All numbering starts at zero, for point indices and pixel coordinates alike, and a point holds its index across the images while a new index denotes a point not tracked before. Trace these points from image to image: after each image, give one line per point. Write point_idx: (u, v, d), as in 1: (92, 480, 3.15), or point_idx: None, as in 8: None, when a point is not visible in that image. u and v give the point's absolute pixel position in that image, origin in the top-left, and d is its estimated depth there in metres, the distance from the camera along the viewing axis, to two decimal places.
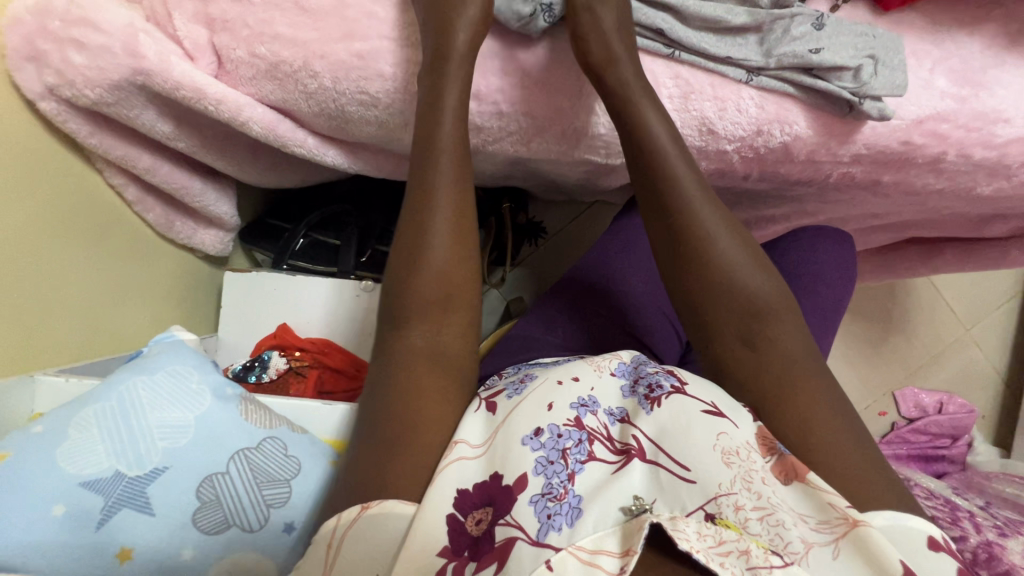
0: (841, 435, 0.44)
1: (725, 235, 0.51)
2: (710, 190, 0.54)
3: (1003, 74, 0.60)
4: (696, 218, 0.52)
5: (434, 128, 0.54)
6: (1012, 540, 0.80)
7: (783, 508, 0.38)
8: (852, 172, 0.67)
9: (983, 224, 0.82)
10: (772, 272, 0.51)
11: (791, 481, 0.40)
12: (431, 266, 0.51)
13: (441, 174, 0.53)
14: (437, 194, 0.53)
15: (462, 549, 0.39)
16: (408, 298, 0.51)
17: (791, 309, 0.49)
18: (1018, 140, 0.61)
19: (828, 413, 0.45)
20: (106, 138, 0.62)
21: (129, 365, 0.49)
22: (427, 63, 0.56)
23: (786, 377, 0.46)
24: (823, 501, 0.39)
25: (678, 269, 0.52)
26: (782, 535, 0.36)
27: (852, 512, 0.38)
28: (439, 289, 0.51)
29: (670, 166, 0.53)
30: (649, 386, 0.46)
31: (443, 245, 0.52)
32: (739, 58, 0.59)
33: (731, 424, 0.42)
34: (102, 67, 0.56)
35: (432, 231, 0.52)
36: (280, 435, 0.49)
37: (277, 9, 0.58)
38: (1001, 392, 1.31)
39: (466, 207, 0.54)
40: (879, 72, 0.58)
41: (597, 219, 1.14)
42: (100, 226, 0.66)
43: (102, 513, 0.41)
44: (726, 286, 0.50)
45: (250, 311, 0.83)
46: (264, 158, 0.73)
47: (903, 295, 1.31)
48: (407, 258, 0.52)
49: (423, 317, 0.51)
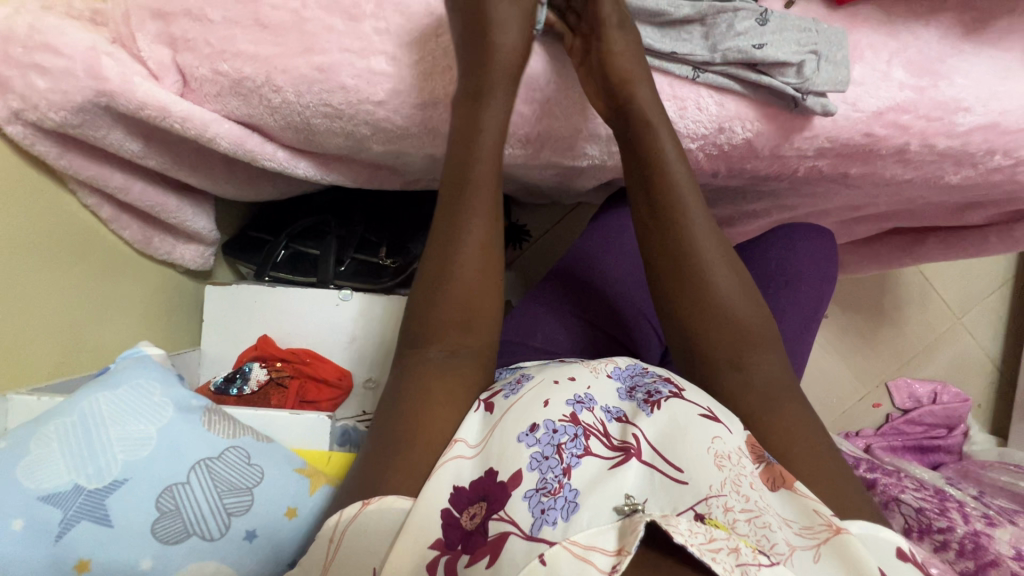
0: (819, 451, 0.46)
1: (717, 264, 0.53)
2: (716, 226, 0.55)
3: (961, 64, 0.61)
4: (695, 250, 0.53)
5: (466, 166, 0.55)
6: (1001, 529, 0.79)
7: (770, 511, 0.39)
8: (819, 166, 0.67)
9: (960, 212, 0.82)
10: (754, 298, 0.53)
11: (778, 488, 0.42)
12: (456, 291, 0.52)
13: (470, 207, 0.54)
14: (465, 225, 0.54)
15: (455, 543, 0.40)
16: (432, 319, 0.52)
17: (773, 339, 0.52)
18: (980, 128, 0.61)
19: (812, 432, 0.48)
20: (75, 159, 0.63)
21: (93, 380, 0.50)
22: (463, 94, 0.57)
23: (768, 398, 0.49)
24: (808, 508, 0.40)
25: (670, 291, 0.54)
26: (768, 536, 0.37)
27: (834, 520, 0.40)
28: (466, 306, 0.52)
29: (687, 207, 0.54)
30: (647, 391, 0.46)
31: (467, 271, 0.53)
32: (683, 54, 0.60)
33: (725, 430, 0.44)
34: (66, 90, 0.57)
35: (458, 259, 0.53)
36: (241, 445, 0.50)
37: (238, 27, 0.59)
38: (995, 380, 1.31)
39: (494, 238, 0.55)
40: (821, 68, 0.58)
41: (581, 220, 1.15)
42: (76, 244, 0.67)
43: (60, 526, 0.41)
44: (715, 310, 0.52)
45: (232, 322, 0.84)
46: (239, 173, 0.74)
47: (893, 286, 1.30)
48: (433, 280, 0.53)
49: (448, 338, 0.52)
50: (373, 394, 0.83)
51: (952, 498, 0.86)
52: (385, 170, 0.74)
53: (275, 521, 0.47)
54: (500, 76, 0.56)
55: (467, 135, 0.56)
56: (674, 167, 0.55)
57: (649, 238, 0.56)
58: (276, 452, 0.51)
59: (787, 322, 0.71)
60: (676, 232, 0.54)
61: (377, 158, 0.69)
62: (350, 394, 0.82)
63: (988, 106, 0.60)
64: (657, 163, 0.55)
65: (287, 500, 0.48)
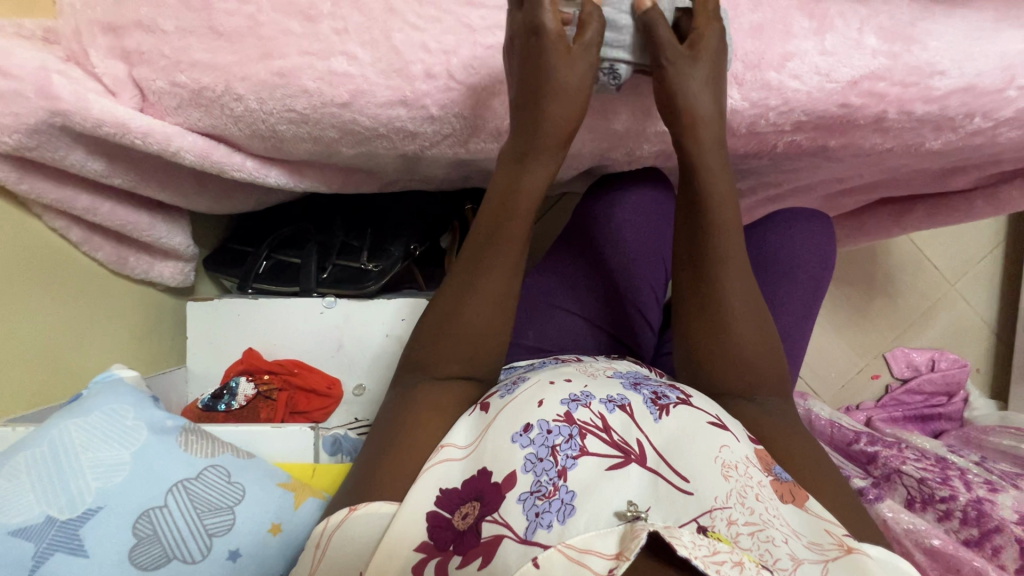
0: (826, 475, 0.45)
1: (740, 309, 0.51)
2: (751, 276, 0.52)
3: (932, 27, 0.59)
4: (723, 299, 0.51)
5: (501, 222, 0.52)
6: (1004, 494, 0.77)
7: (776, 525, 0.37)
8: (797, 140, 0.66)
9: (946, 178, 0.80)
10: (769, 340, 0.51)
11: (789, 502, 0.40)
12: (464, 330, 0.50)
13: (496, 260, 0.51)
14: (485, 271, 0.51)
15: (447, 544, 0.39)
16: (435, 351, 0.50)
17: (782, 380, 0.51)
18: (957, 91, 0.60)
19: (819, 458, 0.46)
20: (36, 182, 0.62)
21: (65, 410, 0.50)
22: (510, 150, 0.53)
23: (782, 429, 0.48)
24: (820, 527, 0.39)
25: (686, 322, 0.52)
26: (772, 551, 0.35)
27: (846, 540, 0.38)
28: (475, 342, 0.50)
29: (727, 267, 0.51)
30: (656, 393, 0.45)
31: (477, 315, 0.50)
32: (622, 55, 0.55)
33: (733, 438, 0.42)
34: (17, 112, 0.56)
35: (471, 297, 0.50)
36: (222, 462, 0.50)
37: (192, 36, 0.58)
38: (991, 344, 1.30)
39: (513, 288, 0.52)
40: None
41: (566, 211, 1.13)
42: (47, 269, 0.66)
43: (34, 560, 0.41)
44: (725, 346, 0.50)
45: (215, 338, 0.82)
46: (210, 187, 0.73)
47: (884, 257, 1.28)
48: (445, 314, 0.51)
49: (449, 365, 0.50)
50: (364, 402, 0.82)
51: (954, 466, 0.85)
52: (360, 173, 0.73)
53: (257, 540, 0.47)
54: (544, 144, 0.52)
55: (505, 192, 0.53)
56: (722, 214, 0.52)
57: (685, 272, 0.53)
58: (256, 469, 0.51)
59: (785, 312, 0.70)
60: (706, 280, 0.51)
61: (349, 161, 0.67)
62: (341, 402, 0.82)
63: (964, 68, 0.59)
64: (706, 207, 0.52)
65: (270, 518, 0.48)
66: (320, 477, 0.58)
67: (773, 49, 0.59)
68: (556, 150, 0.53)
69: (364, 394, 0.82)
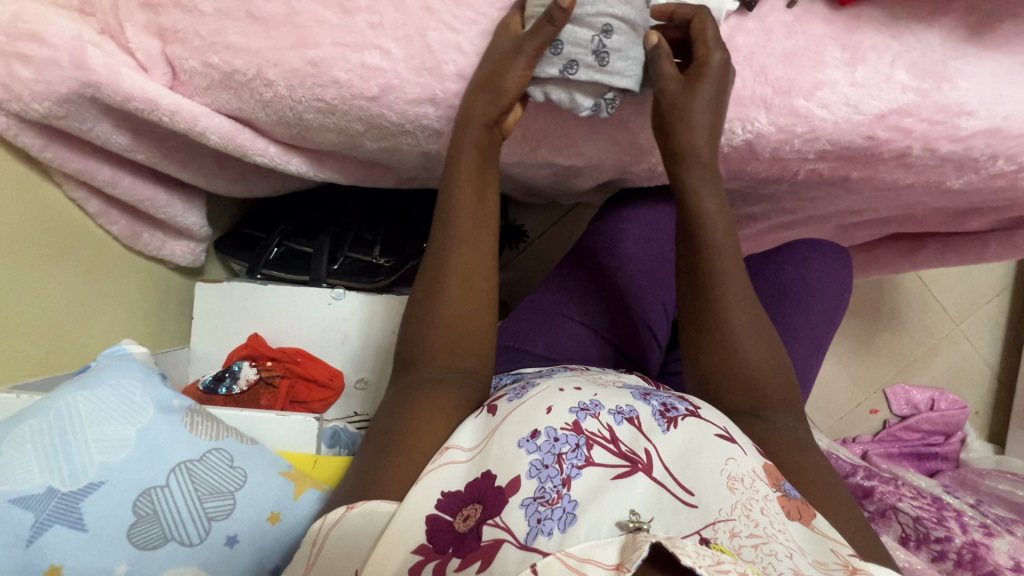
0: (829, 490, 0.45)
1: (744, 322, 0.51)
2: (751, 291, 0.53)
3: (965, 66, 0.59)
4: (726, 312, 0.51)
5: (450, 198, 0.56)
6: (999, 538, 0.76)
7: (780, 540, 0.37)
8: (819, 169, 0.67)
9: (961, 219, 0.80)
10: (773, 351, 0.51)
11: (795, 520, 0.39)
12: (444, 317, 0.52)
13: (459, 240, 0.54)
14: (450, 254, 0.54)
15: (446, 546, 0.38)
16: (427, 344, 0.51)
17: (793, 399, 0.51)
18: (984, 132, 0.60)
19: (824, 476, 0.46)
20: (59, 152, 0.63)
21: (73, 380, 0.50)
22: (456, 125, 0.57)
23: (789, 446, 0.47)
24: (826, 546, 0.38)
25: (692, 333, 0.53)
26: (774, 565, 0.35)
27: (852, 561, 0.37)
28: (458, 324, 0.52)
29: (727, 277, 0.52)
30: (664, 405, 0.45)
31: (455, 298, 0.52)
32: (600, 69, 0.54)
33: (740, 452, 0.42)
34: (50, 80, 0.57)
35: (448, 284, 0.52)
36: (226, 446, 0.50)
37: (228, 19, 0.58)
38: (991, 387, 1.30)
39: (481, 265, 0.54)
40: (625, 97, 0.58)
41: (579, 222, 1.13)
42: (62, 239, 0.66)
43: (32, 530, 0.40)
44: (731, 359, 0.50)
45: (221, 319, 0.82)
46: (230, 169, 0.73)
47: (892, 291, 1.28)
48: (427, 305, 0.52)
49: (445, 359, 0.51)
50: (364, 396, 0.82)
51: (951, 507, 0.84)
52: (380, 168, 0.73)
53: (255, 526, 0.47)
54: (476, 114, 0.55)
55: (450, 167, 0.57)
56: (719, 230, 0.54)
57: (688, 283, 0.54)
58: (257, 455, 0.51)
59: (796, 341, 0.70)
60: (710, 290, 0.52)
61: (371, 155, 0.67)
62: (342, 394, 0.81)
63: (992, 110, 0.59)
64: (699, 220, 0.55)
65: (270, 505, 0.48)
66: (322, 467, 0.58)
67: (804, 77, 0.59)
68: (480, 119, 0.56)
69: (366, 387, 0.82)
